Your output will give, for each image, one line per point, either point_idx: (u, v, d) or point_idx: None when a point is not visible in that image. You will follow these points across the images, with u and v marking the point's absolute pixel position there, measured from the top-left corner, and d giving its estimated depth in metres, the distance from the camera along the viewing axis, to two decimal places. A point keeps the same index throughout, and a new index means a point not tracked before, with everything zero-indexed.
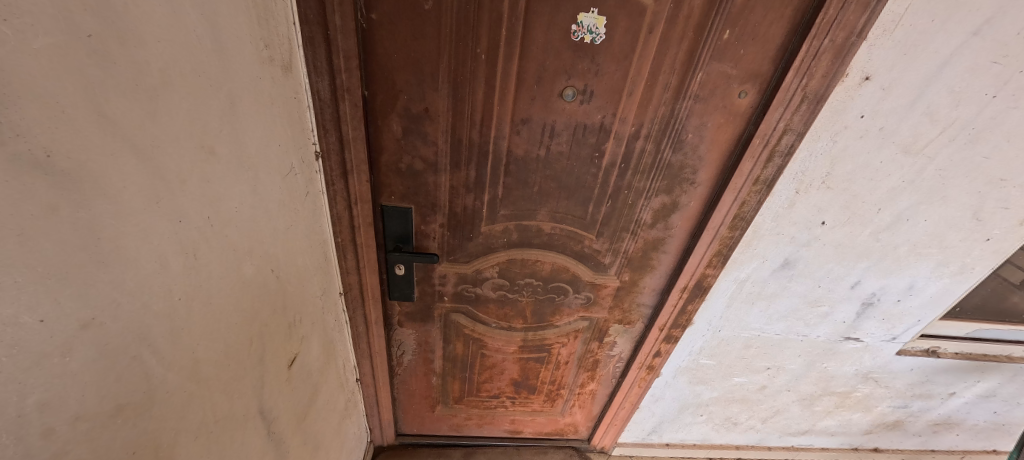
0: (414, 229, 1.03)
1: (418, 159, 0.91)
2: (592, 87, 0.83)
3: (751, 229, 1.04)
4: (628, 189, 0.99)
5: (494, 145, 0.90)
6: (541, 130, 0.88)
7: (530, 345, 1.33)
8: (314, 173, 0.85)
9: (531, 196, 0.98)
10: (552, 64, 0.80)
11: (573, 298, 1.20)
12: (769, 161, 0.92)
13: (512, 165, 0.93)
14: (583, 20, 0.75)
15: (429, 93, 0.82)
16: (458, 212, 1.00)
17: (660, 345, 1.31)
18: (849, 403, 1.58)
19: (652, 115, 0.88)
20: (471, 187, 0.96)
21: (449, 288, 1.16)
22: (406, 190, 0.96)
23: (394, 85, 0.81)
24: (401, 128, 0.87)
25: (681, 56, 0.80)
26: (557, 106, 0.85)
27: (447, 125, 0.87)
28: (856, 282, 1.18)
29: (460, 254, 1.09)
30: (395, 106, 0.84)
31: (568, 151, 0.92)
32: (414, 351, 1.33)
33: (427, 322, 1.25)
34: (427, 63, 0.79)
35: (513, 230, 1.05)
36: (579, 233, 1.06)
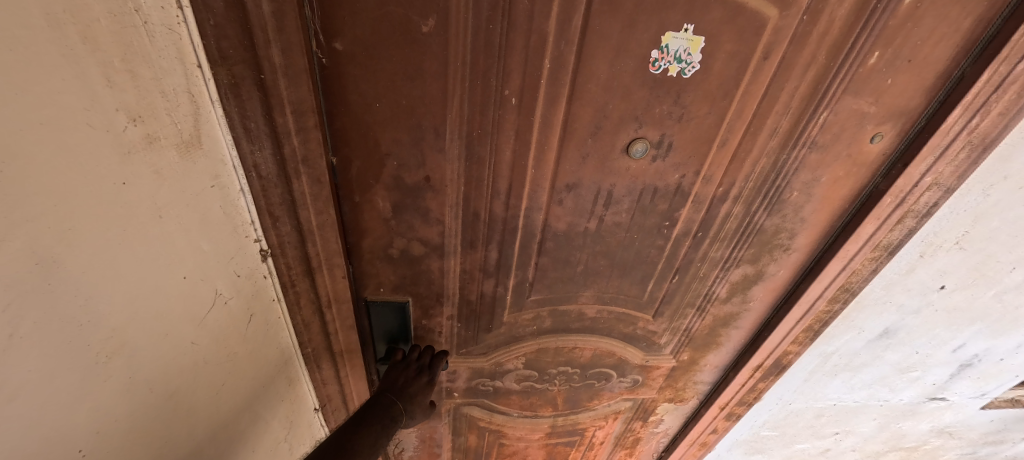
0: (413, 325, 0.75)
1: (416, 241, 0.63)
2: (670, 137, 0.56)
3: (854, 302, 0.81)
4: (701, 260, 0.73)
5: (525, 220, 0.63)
6: (593, 196, 0.61)
7: (560, 430, 1.08)
8: (263, 279, 0.55)
9: (573, 277, 0.72)
10: (617, 109, 0.53)
11: (616, 382, 0.95)
12: (898, 223, 0.69)
13: (549, 243, 0.66)
14: (669, 43, 0.48)
15: (432, 155, 0.55)
16: (473, 301, 0.73)
17: (718, 422, 1.09)
18: (915, 454, 1.36)
19: (750, 167, 0.62)
20: (491, 270, 0.69)
21: (459, 383, 0.89)
22: (401, 282, 0.68)
23: (376, 146, 0.53)
24: (389, 204, 0.59)
25: (801, 90, 0.55)
26: (618, 164, 0.58)
27: (458, 196, 0.59)
28: (958, 345, 0.90)
29: (476, 347, 0.82)
30: (380, 175, 0.55)
31: (628, 221, 0.65)
32: (415, 448, 1.06)
33: (432, 418, 0.98)
34: (428, 113, 0.51)
35: (546, 316, 0.78)
36: (632, 315, 0.81)
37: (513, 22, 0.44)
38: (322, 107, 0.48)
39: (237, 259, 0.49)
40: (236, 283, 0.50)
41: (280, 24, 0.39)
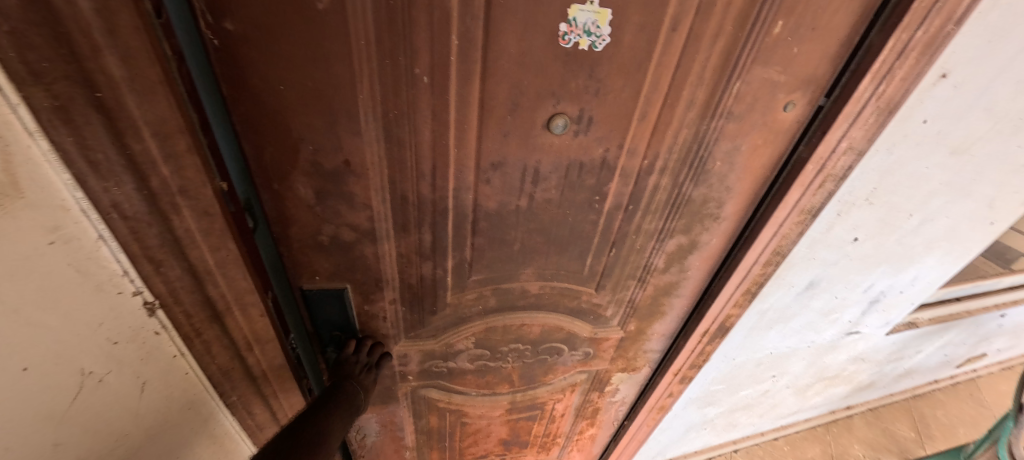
0: (356, 312, 0.75)
1: (346, 227, 0.62)
2: (589, 111, 0.57)
3: (785, 263, 0.85)
4: (636, 233, 0.75)
5: (455, 200, 0.63)
6: (520, 174, 0.62)
7: (519, 405, 1.11)
8: (155, 334, 0.52)
9: (511, 255, 0.72)
10: (533, 85, 0.53)
11: (568, 356, 0.98)
12: (820, 186, 0.72)
13: (482, 223, 0.67)
14: (577, 16, 0.48)
15: (349, 139, 0.53)
16: (414, 284, 0.74)
17: (672, 386, 1.13)
18: (837, 382, 1.44)
19: (671, 139, 0.63)
20: (427, 253, 0.69)
21: (413, 367, 0.90)
22: (336, 269, 0.67)
23: (288, 132, 0.51)
24: (312, 191, 0.57)
25: (713, 61, 0.56)
26: (542, 141, 0.59)
27: (383, 179, 0.58)
28: (869, 285, 1.00)
29: (424, 329, 0.83)
30: (297, 161, 0.54)
31: (558, 197, 0.66)
32: (378, 432, 1.07)
33: (391, 403, 0.98)
34: (339, 96, 0.49)
35: (490, 296, 0.79)
36: (575, 289, 0.83)
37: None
38: (196, 120, 0.44)
39: (110, 324, 0.46)
40: (112, 353, 0.47)
41: (120, 42, 0.34)
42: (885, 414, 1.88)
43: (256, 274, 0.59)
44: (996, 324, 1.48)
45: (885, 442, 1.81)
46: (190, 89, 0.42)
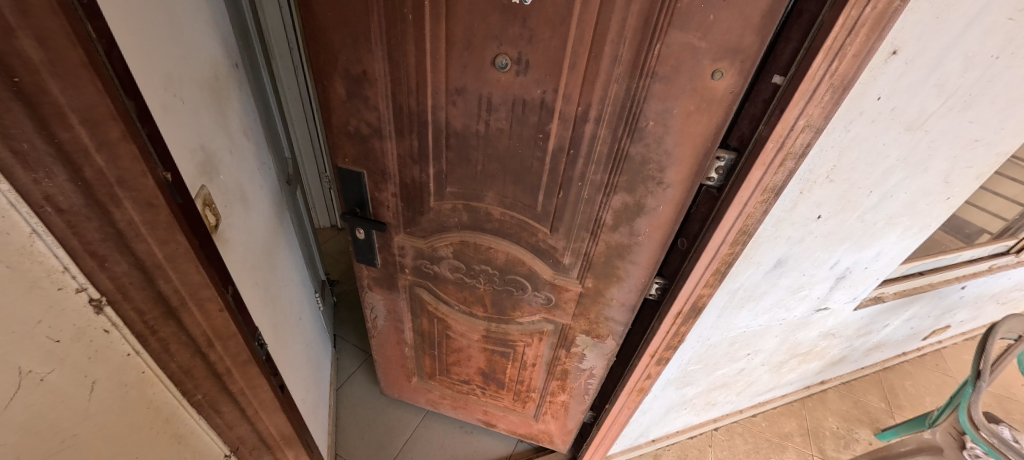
0: (369, 195, 1.04)
1: (363, 123, 0.90)
2: (526, 55, 0.73)
3: (752, 242, 0.90)
4: (580, 181, 0.86)
5: (433, 116, 0.86)
6: (477, 103, 0.81)
7: (494, 336, 1.27)
8: (105, 334, 0.49)
9: (476, 175, 0.92)
10: (481, 28, 0.72)
11: (532, 296, 1.11)
12: (781, 166, 0.77)
13: (453, 140, 0.88)
14: None
15: (364, 55, 0.80)
16: (407, 183, 0.99)
17: (651, 368, 1.16)
18: (811, 357, 1.55)
19: (603, 92, 0.74)
20: (416, 158, 0.93)
21: (408, 261, 1.16)
22: (357, 155, 0.97)
23: (330, 44, 0.80)
24: (344, 90, 0.86)
25: (631, 22, 0.66)
26: (492, 76, 0.77)
27: (387, 90, 0.84)
28: (835, 262, 1.03)
29: (416, 228, 1.08)
30: (335, 67, 0.83)
31: (508, 129, 0.83)
32: (385, 317, 1.36)
33: (393, 290, 1.26)
34: (358, 23, 0.76)
35: (463, 211, 0.99)
36: (531, 225, 0.97)
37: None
38: (132, 112, 0.44)
39: (51, 322, 0.43)
40: (52, 352, 0.43)
41: (42, 36, 0.33)
42: (857, 388, 2.09)
43: (213, 269, 0.60)
44: (953, 297, 1.75)
45: (858, 415, 1.99)
46: (121, 75, 0.43)
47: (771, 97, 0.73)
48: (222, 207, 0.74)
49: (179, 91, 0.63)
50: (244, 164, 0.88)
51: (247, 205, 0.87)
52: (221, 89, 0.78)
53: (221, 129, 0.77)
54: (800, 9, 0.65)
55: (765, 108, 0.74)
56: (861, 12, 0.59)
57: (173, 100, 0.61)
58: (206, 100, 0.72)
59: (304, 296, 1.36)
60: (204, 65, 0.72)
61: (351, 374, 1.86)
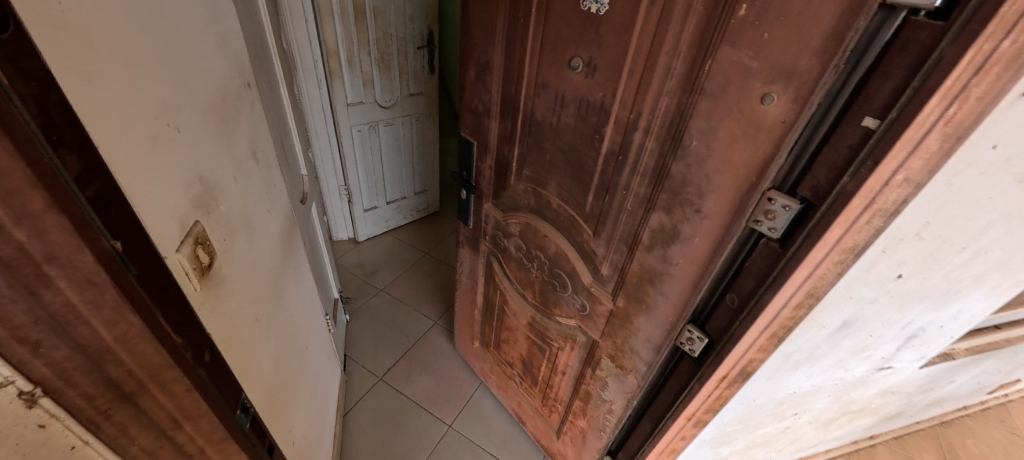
0: (474, 164, 1.27)
1: (481, 103, 1.14)
2: (595, 60, 0.82)
3: (819, 306, 0.75)
4: (625, 190, 0.87)
5: (524, 104, 1.02)
6: (554, 97, 0.93)
7: (536, 327, 1.33)
8: (38, 427, 0.43)
9: (545, 163, 1.03)
10: (566, 32, 0.85)
11: (571, 297, 1.14)
12: (868, 225, 0.62)
13: (534, 127, 1.02)
14: None
15: (490, 49, 1.03)
16: (499, 159, 1.18)
17: (685, 430, 1.01)
18: (863, 414, 1.42)
19: (654, 102, 0.76)
20: (508, 139, 1.11)
21: (489, 229, 1.35)
22: (473, 127, 1.21)
23: (473, 39, 1.07)
24: (474, 74, 1.12)
25: (687, 35, 0.67)
26: (568, 76, 0.88)
27: (500, 78, 1.05)
28: (909, 322, 0.92)
29: (499, 201, 1.26)
30: (472, 55, 1.09)
31: (573, 125, 0.92)
32: (467, 275, 1.59)
33: (475, 252, 1.48)
34: (491, 23, 0.99)
35: (532, 194, 1.12)
36: (579, 223, 1.01)
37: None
38: (68, 172, 0.39)
39: None
40: None
41: None
42: (908, 444, 1.74)
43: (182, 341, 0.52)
44: None
45: None
46: (50, 124, 0.37)
47: (861, 146, 0.57)
48: (218, 244, 0.72)
49: (178, 111, 0.63)
50: (252, 199, 0.89)
51: (253, 239, 0.86)
52: (232, 115, 0.81)
53: (227, 158, 0.78)
54: (904, 39, 0.50)
55: (849, 158, 0.58)
56: (997, 45, 0.45)
57: (168, 124, 0.60)
58: (211, 125, 0.73)
59: (315, 328, 1.35)
60: (213, 91, 0.74)
61: (362, 398, 1.75)
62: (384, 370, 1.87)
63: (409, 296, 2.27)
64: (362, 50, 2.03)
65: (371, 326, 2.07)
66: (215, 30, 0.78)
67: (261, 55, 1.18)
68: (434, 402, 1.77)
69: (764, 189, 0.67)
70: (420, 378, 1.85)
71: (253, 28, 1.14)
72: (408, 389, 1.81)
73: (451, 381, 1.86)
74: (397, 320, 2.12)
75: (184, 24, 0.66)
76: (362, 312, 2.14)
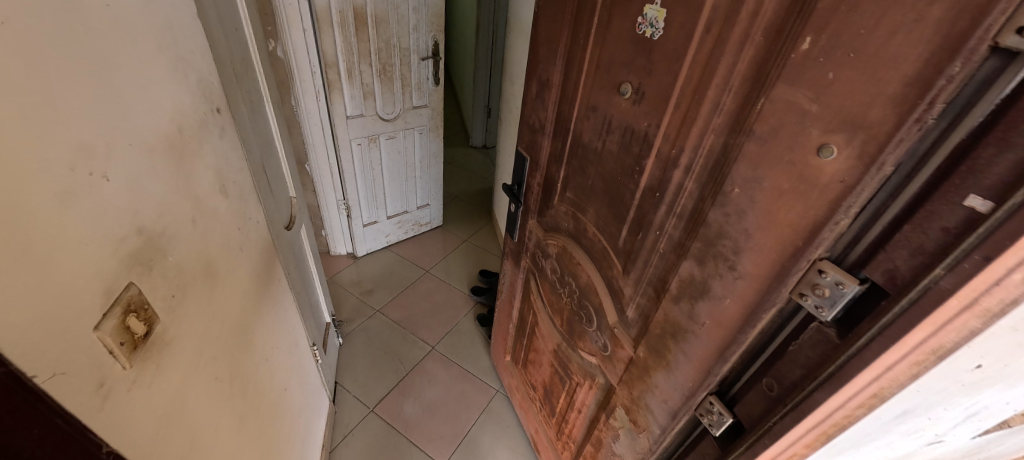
0: (525, 179, 1.27)
1: (537, 120, 1.14)
2: (643, 87, 0.76)
3: (882, 409, 0.58)
4: (658, 230, 0.79)
5: (574, 126, 0.99)
6: (601, 122, 0.89)
7: (560, 357, 1.27)
8: None
9: (586, 189, 0.99)
10: (620, 55, 0.81)
11: (594, 334, 1.07)
12: (959, 330, 0.46)
13: (580, 150, 0.98)
14: (647, 13, 0.73)
15: (550, 67, 1.02)
16: (547, 178, 1.16)
17: None
18: None
19: (697, 138, 0.67)
20: (557, 159, 1.09)
21: (531, 246, 1.34)
22: (528, 143, 1.21)
23: (538, 56, 1.07)
24: (535, 91, 1.12)
25: (740, 68, 0.59)
26: (617, 100, 0.83)
27: (556, 97, 1.04)
28: (987, 405, 0.64)
29: (543, 220, 1.23)
30: (536, 71, 1.10)
31: (616, 153, 0.87)
32: (508, 287, 1.59)
33: (518, 266, 1.47)
34: (553, 42, 0.99)
35: (571, 218, 1.07)
36: (611, 257, 0.95)
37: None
38: None
39: None
40: None
41: None
42: None
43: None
44: None
45: None
46: None
47: (963, 231, 0.43)
48: (163, 305, 0.76)
49: (108, 155, 0.64)
50: (212, 242, 0.95)
51: (208, 282, 0.91)
52: (186, 152, 0.85)
53: (178, 198, 0.81)
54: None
55: (943, 245, 0.44)
56: None
57: (96, 172, 0.62)
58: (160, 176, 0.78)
59: (290, 352, 1.42)
60: (162, 122, 0.78)
61: (352, 430, 1.91)
62: (375, 400, 2.05)
63: (406, 319, 2.50)
64: (362, 61, 2.25)
65: (366, 350, 2.30)
66: (168, 56, 0.81)
67: (242, 83, 1.22)
68: (424, 435, 1.92)
69: (814, 258, 0.55)
70: (410, 408, 2.02)
71: (231, 56, 1.17)
72: (398, 420, 1.97)
73: (443, 415, 2.01)
74: (391, 342, 2.35)
75: (119, 79, 0.68)
76: (359, 335, 2.38)
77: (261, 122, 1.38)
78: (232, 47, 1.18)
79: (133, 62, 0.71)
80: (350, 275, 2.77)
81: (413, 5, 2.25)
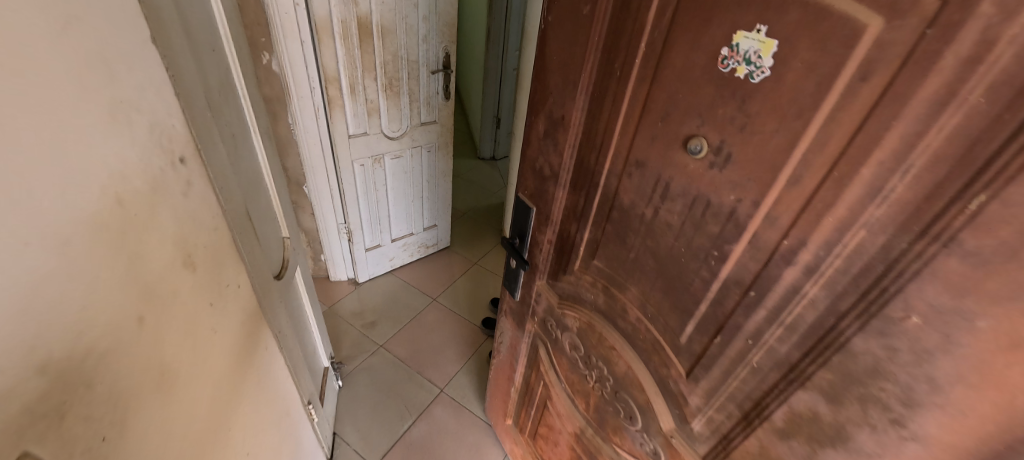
0: (530, 233, 1.04)
1: (547, 164, 0.91)
2: (729, 146, 0.56)
3: None
4: (752, 341, 0.59)
5: (605, 182, 0.79)
6: (653, 182, 0.68)
7: (585, 444, 1.07)
8: None
9: (627, 263, 0.78)
10: (685, 100, 0.60)
11: (637, 434, 0.87)
12: None
13: (616, 213, 0.78)
14: (740, 42, 0.52)
15: (568, 101, 0.80)
16: (563, 236, 0.95)
17: None
18: None
19: (838, 233, 0.47)
20: (578, 216, 0.88)
21: (540, 311, 1.12)
22: (534, 191, 0.99)
23: (547, 86, 0.85)
24: (543, 128, 0.90)
25: (930, 147, 0.38)
26: (679, 158, 0.63)
27: (575, 140, 0.82)
28: None
29: (558, 284, 1.02)
30: (545, 105, 0.87)
31: (678, 228, 0.66)
32: (507, 348, 1.37)
33: (520, 329, 1.25)
34: (573, 70, 0.76)
35: (602, 291, 0.87)
36: (666, 352, 0.74)
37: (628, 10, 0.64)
38: None
39: None
40: None
41: None
42: None
43: None
44: None
45: None
46: None
47: None
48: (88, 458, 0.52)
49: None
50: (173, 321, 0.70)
51: (166, 394, 0.67)
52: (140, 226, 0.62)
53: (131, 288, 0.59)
54: None
55: None
56: None
57: None
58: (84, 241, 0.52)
59: (279, 428, 1.19)
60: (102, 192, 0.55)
61: None
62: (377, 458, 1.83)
63: (411, 355, 2.28)
64: (367, 75, 2.03)
65: (371, 395, 2.08)
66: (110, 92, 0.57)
67: (224, 115, 0.98)
68: None
69: None
70: None
71: (210, 82, 0.93)
72: None
73: None
74: (398, 385, 2.13)
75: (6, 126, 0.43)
76: (362, 376, 2.15)
77: (252, 158, 1.14)
78: (211, 72, 0.93)
79: (36, 98, 0.46)
80: (352, 305, 2.53)
81: (423, 13, 2.04)
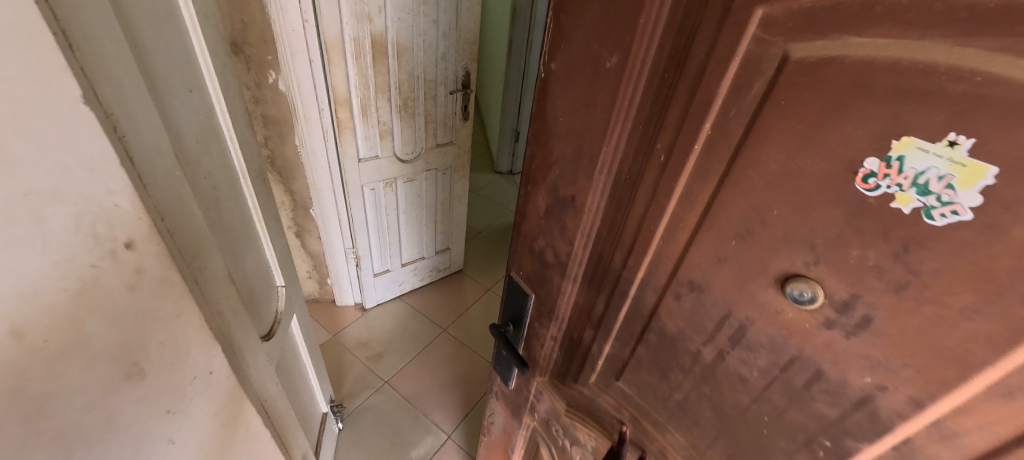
0: (529, 322, 0.90)
1: (551, 249, 0.75)
2: (867, 306, 0.39)
3: None
4: None
5: (637, 294, 0.62)
6: (716, 317, 0.53)
7: None
8: None
9: (667, 401, 0.66)
10: (782, 220, 0.42)
11: None
12: None
13: (651, 335, 0.63)
14: (905, 155, 0.33)
15: (581, 180, 0.62)
16: (573, 339, 0.81)
17: None
18: None
19: None
20: (594, 321, 0.73)
21: (541, 410, 0.99)
22: (532, 275, 0.84)
23: (550, 153, 0.67)
24: (545, 206, 0.73)
25: None
26: (769, 297, 0.46)
27: (590, 227, 0.64)
28: None
29: (565, 387, 0.89)
30: (547, 179, 0.69)
31: (758, 386, 0.52)
32: (500, 429, 1.23)
33: (516, 418, 1.11)
34: (588, 141, 0.59)
35: (627, 420, 0.75)
36: None
37: (684, 74, 0.45)
38: None
39: None
40: None
41: None
42: None
43: None
44: None
45: None
46: None
47: None
48: None
49: None
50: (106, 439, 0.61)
51: None
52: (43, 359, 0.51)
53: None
54: None
55: None
56: None
57: None
58: None
59: None
60: None
61: None
62: None
63: (415, 395, 2.12)
64: (379, 95, 1.87)
65: (373, 440, 1.92)
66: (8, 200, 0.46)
67: (201, 167, 0.83)
68: None
69: None
70: None
71: (182, 133, 0.77)
72: None
73: None
74: (403, 429, 1.97)
75: None
76: (362, 417, 2.00)
77: (241, 208, 0.99)
78: (182, 121, 0.77)
79: None
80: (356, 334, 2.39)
81: (443, 30, 1.88)
